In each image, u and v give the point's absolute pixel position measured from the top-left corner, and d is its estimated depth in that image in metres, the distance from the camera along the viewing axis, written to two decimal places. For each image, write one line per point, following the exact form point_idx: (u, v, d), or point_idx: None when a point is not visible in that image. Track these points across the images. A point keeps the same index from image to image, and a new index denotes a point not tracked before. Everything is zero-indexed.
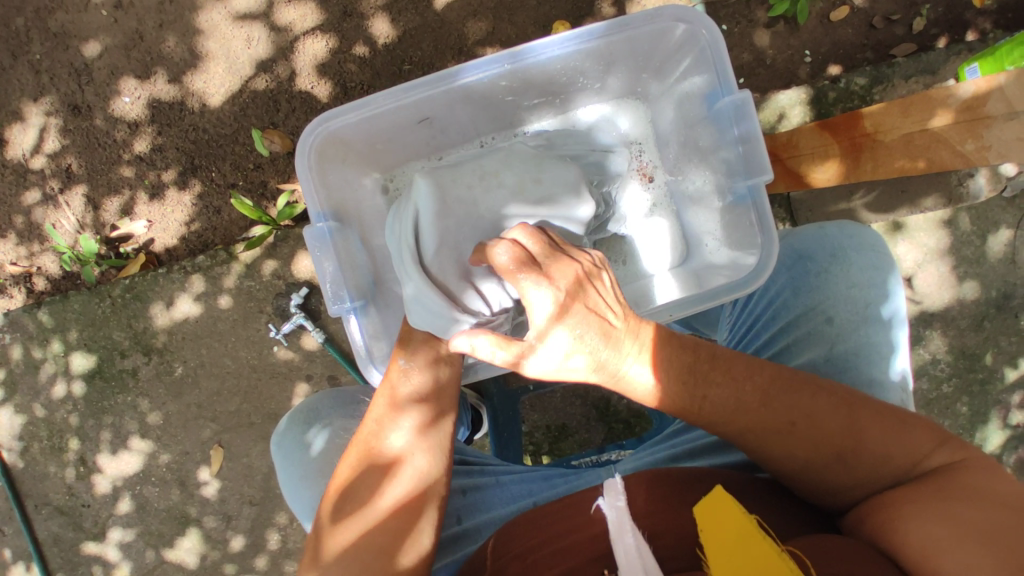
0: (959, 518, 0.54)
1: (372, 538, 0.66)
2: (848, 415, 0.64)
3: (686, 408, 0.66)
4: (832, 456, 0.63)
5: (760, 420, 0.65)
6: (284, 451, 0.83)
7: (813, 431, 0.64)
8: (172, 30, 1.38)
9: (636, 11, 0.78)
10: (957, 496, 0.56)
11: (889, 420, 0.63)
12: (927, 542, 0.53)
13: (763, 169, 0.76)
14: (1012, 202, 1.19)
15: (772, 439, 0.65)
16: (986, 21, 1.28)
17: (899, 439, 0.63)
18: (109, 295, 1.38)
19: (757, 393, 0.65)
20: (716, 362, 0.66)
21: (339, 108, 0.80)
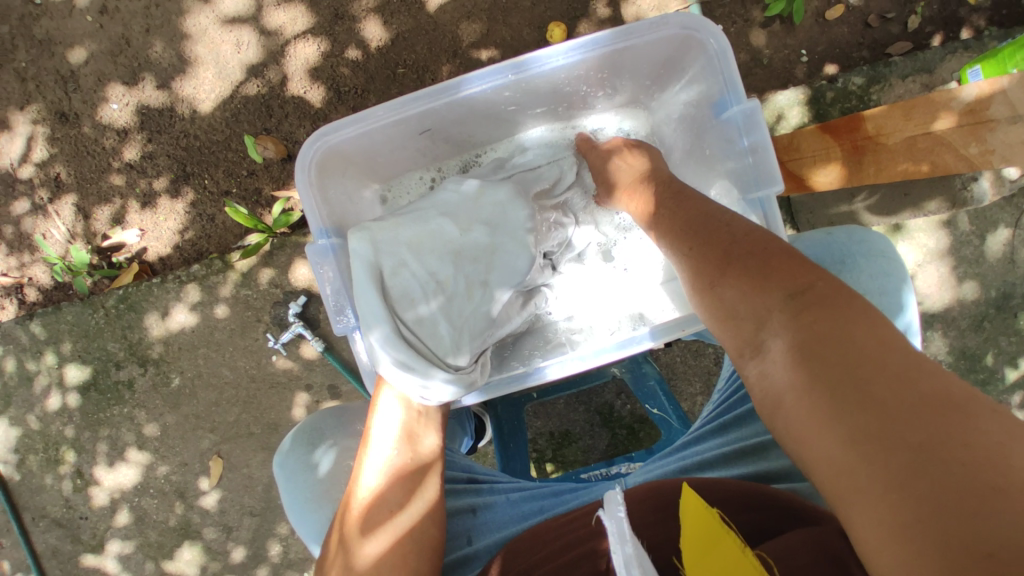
0: (844, 428, 0.46)
1: (401, 549, 0.67)
2: (754, 263, 0.59)
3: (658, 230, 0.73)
4: (705, 278, 0.63)
5: (681, 243, 0.68)
6: (284, 472, 0.81)
7: (704, 258, 0.64)
8: (160, 36, 1.35)
9: (642, 19, 0.77)
10: (834, 390, 0.47)
11: (784, 273, 0.56)
12: (823, 472, 0.47)
13: (774, 180, 0.76)
14: (1010, 201, 1.20)
15: (698, 289, 0.64)
16: (980, 17, 1.28)
17: (764, 280, 0.57)
18: (102, 306, 1.36)
19: (685, 220, 0.69)
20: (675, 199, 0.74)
21: (342, 121, 0.79)
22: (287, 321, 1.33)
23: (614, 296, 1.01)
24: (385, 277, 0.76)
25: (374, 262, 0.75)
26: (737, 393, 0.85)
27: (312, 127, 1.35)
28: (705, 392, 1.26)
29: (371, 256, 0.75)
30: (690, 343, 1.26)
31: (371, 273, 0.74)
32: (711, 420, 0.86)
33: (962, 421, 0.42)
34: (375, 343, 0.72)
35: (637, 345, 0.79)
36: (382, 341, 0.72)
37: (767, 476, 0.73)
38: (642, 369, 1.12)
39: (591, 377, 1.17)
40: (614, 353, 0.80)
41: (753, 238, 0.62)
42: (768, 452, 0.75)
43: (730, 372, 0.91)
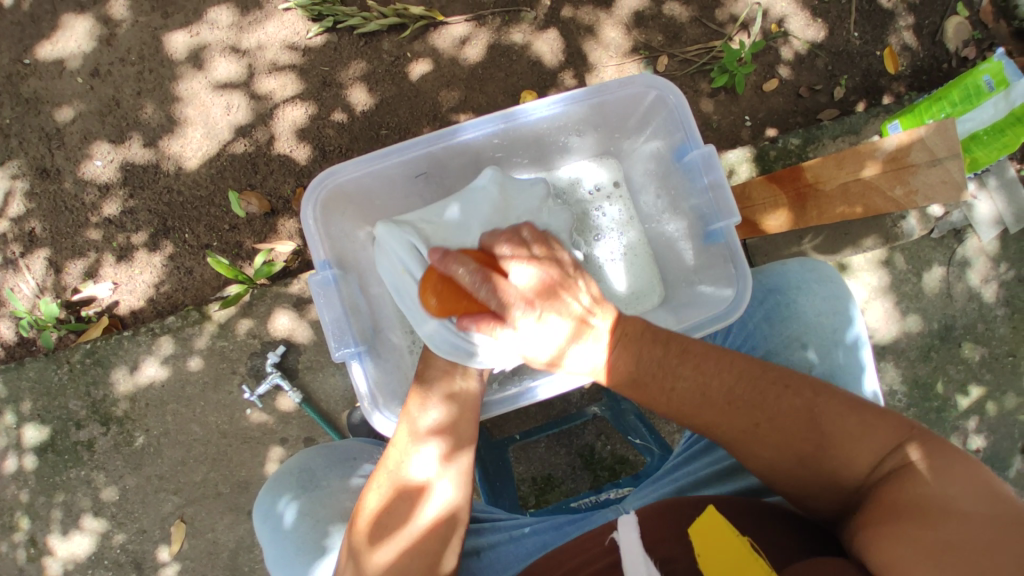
0: (928, 541, 0.55)
1: (414, 553, 0.71)
2: (808, 419, 0.69)
3: (656, 398, 0.76)
4: (797, 450, 0.69)
5: (722, 415, 0.73)
6: (264, 528, 0.89)
7: (773, 439, 0.70)
8: (151, 98, 1.40)
9: (612, 79, 0.90)
10: (913, 513, 0.58)
11: (858, 419, 0.67)
12: (895, 564, 0.55)
13: (731, 212, 0.86)
14: (940, 242, 1.34)
15: (737, 435, 0.72)
16: (899, 85, 1.49)
17: (859, 443, 0.66)
18: (67, 361, 1.30)
19: (719, 389, 0.73)
20: (683, 357, 0.74)
21: (346, 163, 0.88)
22: (264, 371, 1.30)
23: None
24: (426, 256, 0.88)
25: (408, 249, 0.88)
26: None
27: (296, 182, 1.40)
28: (682, 431, 1.29)
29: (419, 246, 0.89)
30: None
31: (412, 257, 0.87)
32: (699, 439, 0.91)
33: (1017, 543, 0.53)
34: (435, 320, 0.82)
35: None
36: (450, 314, 0.83)
37: (759, 490, 0.80)
38: (621, 405, 1.17)
39: (573, 417, 1.20)
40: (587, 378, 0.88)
41: (824, 402, 0.69)
42: None
43: None
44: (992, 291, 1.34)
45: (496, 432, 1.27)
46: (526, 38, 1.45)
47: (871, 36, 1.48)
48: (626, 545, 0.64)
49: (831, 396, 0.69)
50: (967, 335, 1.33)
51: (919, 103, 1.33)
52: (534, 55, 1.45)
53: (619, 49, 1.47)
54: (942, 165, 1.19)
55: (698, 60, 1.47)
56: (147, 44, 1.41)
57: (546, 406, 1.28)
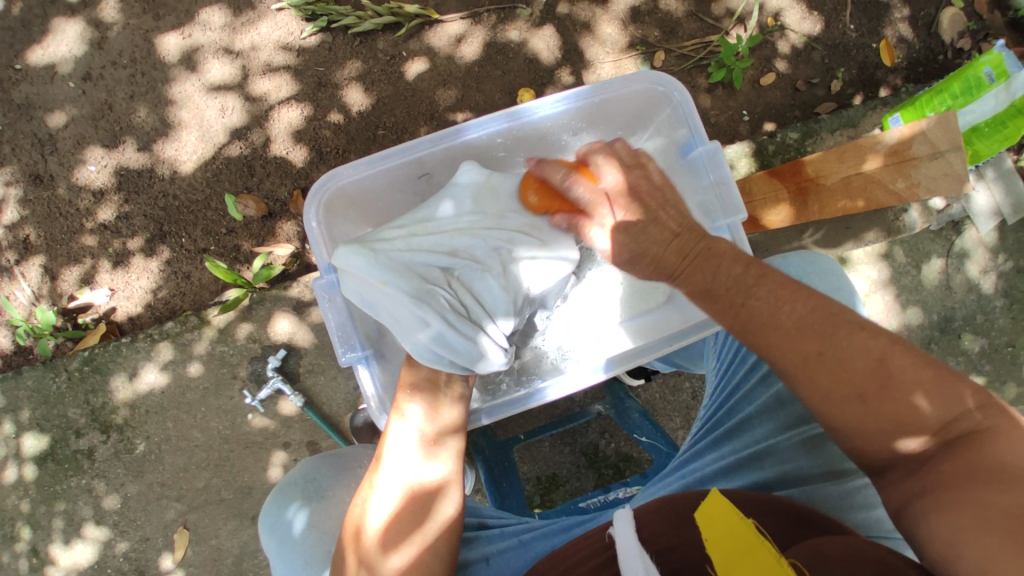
0: (1001, 508, 0.52)
1: (428, 555, 0.70)
2: (879, 361, 0.66)
3: (725, 312, 0.74)
4: (855, 390, 0.66)
5: (786, 339, 0.69)
6: (272, 539, 0.88)
7: (840, 367, 0.67)
8: (144, 101, 1.39)
9: (616, 76, 0.90)
10: (988, 479, 0.55)
11: (934, 371, 0.64)
12: (951, 538, 0.53)
13: (737, 209, 0.87)
14: (938, 235, 1.34)
15: (796, 364, 0.69)
16: (896, 77, 1.49)
17: (940, 391, 0.63)
18: (65, 369, 1.29)
19: (789, 316, 0.70)
20: (760, 279, 0.73)
21: (348, 164, 0.88)
22: (265, 376, 1.29)
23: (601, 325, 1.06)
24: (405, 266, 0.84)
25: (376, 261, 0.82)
26: (724, 408, 0.91)
27: (293, 185, 1.39)
28: (686, 428, 1.29)
29: (395, 258, 0.84)
30: (668, 378, 1.30)
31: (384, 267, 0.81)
32: (703, 437, 0.91)
33: None
34: (429, 328, 0.79)
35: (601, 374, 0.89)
36: (446, 320, 0.80)
37: (768, 484, 0.80)
38: (625, 403, 1.18)
39: (576, 416, 1.20)
40: (593, 378, 0.88)
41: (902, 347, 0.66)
42: (761, 462, 0.82)
43: (713, 388, 0.97)
44: (991, 282, 1.35)
45: (500, 432, 1.27)
46: (522, 36, 1.44)
47: (867, 28, 1.48)
48: (622, 540, 0.63)
49: (905, 348, 0.66)
50: (967, 326, 1.34)
51: (920, 96, 1.33)
52: (530, 52, 1.45)
53: (615, 45, 1.46)
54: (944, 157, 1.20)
55: (695, 55, 1.46)
56: (139, 47, 1.39)
57: (549, 406, 1.28)
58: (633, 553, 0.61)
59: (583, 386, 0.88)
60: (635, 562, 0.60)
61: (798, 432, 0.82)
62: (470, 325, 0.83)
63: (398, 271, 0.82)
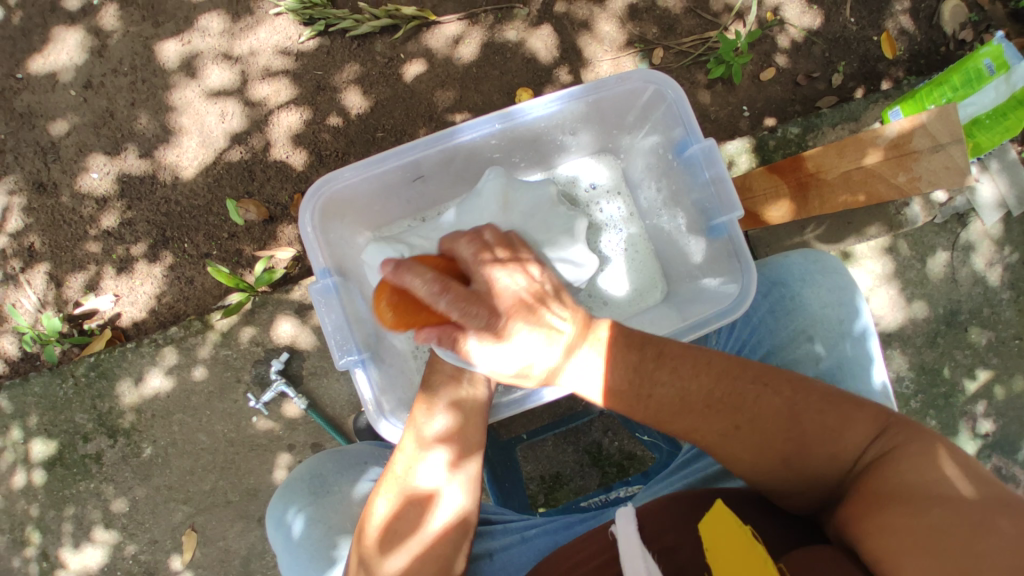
0: (913, 528, 0.56)
1: (426, 557, 0.71)
2: (791, 418, 0.69)
3: (634, 405, 0.74)
4: (777, 455, 0.69)
5: (702, 420, 0.72)
6: (277, 535, 0.89)
7: (756, 434, 0.70)
8: (145, 108, 1.40)
9: (609, 75, 0.89)
10: (897, 501, 0.59)
11: (835, 412, 0.68)
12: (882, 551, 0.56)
13: (734, 206, 0.86)
14: (943, 228, 1.33)
15: (717, 439, 0.71)
16: (898, 70, 1.47)
17: (847, 426, 0.67)
18: (72, 375, 1.30)
19: (699, 393, 0.72)
20: (659, 361, 0.74)
21: (342, 169, 0.88)
22: (269, 379, 1.30)
23: None
24: None
25: None
26: None
27: (294, 189, 1.39)
28: None
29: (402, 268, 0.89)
30: None
31: None
32: None
33: (1010, 526, 0.53)
34: None
35: None
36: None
37: None
38: None
39: (579, 415, 1.20)
40: None
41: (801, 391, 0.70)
42: None
43: None
44: (997, 274, 1.33)
45: (503, 433, 1.27)
46: (520, 36, 1.44)
47: (868, 21, 1.47)
48: (624, 540, 0.63)
49: (808, 395, 0.69)
50: (973, 320, 1.32)
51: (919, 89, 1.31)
52: (528, 52, 1.44)
53: (613, 43, 1.46)
54: (945, 151, 1.18)
55: (694, 51, 1.46)
56: (139, 54, 1.40)
57: (552, 405, 1.28)
58: (634, 551, 0.61)
59: None
60: (635, 560, 0.60)
61: None
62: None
63: None
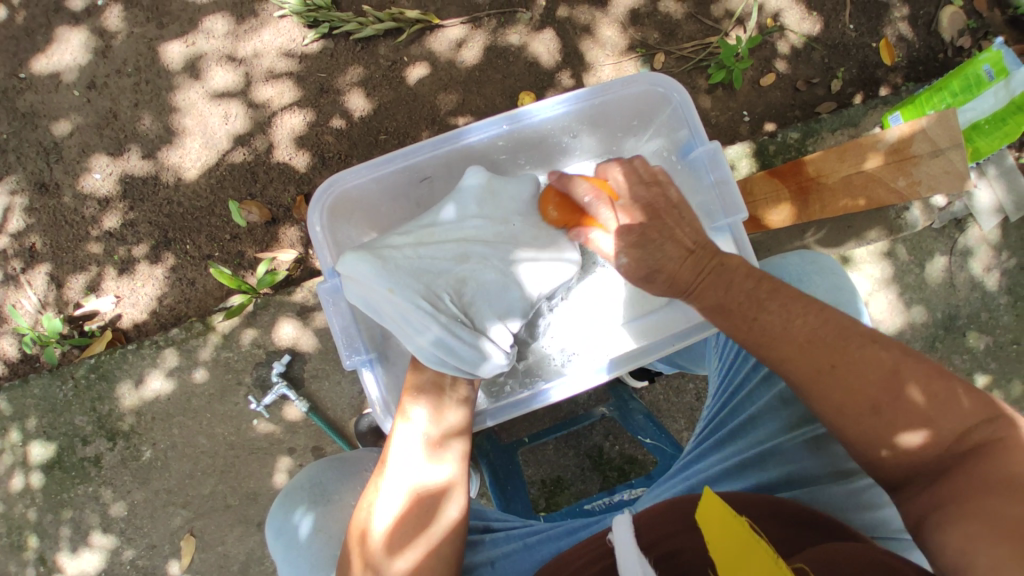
0: (1006, 517, 0.54)
1: (436, 555, 0.72)
2: (893, 373, 0.67)
3: (738, 325, 0.76)
4: (864, 404, 0.67)
5: (799, 352, 0.72)
6: (278, 544, 0.88)
7: (852, 379, 0.68)
8: (148, 110, 1.40)
9: (615, 79, 0.90)
10: (1001, 488, 0.57)
11: (950, 383, 0.65)
12: (964, 543, 0.55)
13: (738, 208, 0.87)
14: (941, 232, 1.34)
15: (806, 375, 0.71)
16: (896, 76, 1.49)
17: (956, 403, 0.64)
18: (71, 377, 1.30)
19: (802, 330, 0.72)
20: (773, 293, 0.75)
21: (349, 170, 0.88)
22: (270, 381, 1.30)
23: (602, 328, 1.06)
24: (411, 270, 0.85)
25: (379, 265, 0.83)
26: (726, 408, 0.91)
27: (296, 191, 1.39)
28: (691, 429, 1.29)
29: (403, 260, 0.85)
30: (672, 379, 1.30)
31: (385, 272, 0.82)
32: (706, 438, 0.90)
33: None
34: (432, 333, 0.80)
35: (603, 375, 0.89)
36: (443, 323, 0.82)
37: (772, 486, 0.80)
38: (629, 405, 1.17)
39: (581, 418, 1.20)
40: (596, 378, 0.88)
41: (912, 357, 0.67)
42: (764, 463, 0.82)
43: (716, 386, 0.96)
44: (994, 279, 1.35)
45: (505, 435, 1.27)
46: (522, 40, 1.45)
47: (866, 28, 1.49)
48: (622, 547, 0.64)
49: (919, 362, 0.67)
50: (971, 324, 1.33)
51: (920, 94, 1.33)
52: (531, 56, 1.45)
53: (615, 48, 1.47)
54: (945, 155, 1.20)
55: (695, 56, 1.47)
56: (143, 55, 1.40)
57: (553, 408, 1.28)
58: (632, 556, 0.62)
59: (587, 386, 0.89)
60: (632, 564, 0.61)
61: (801, 433, 0.81)
62: (470, 330, 0.85)
63: (404, 273, 0.84)
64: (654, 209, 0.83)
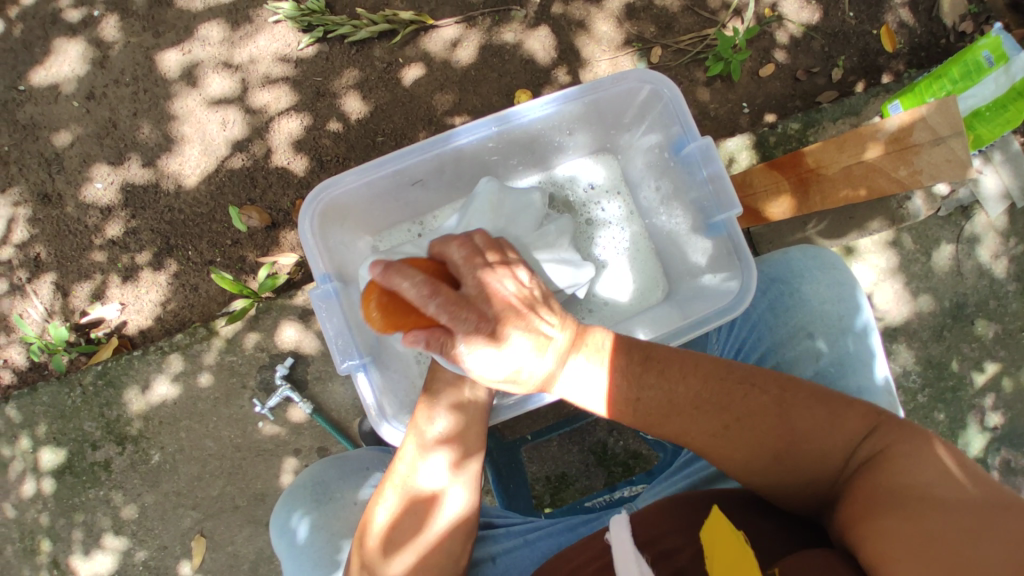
0: (918, 532, 0.55)
1: (431, 556, 0.73)
2: (779, 416, 0.69)
3: (623, 408, 0.74)
4: (766, 455, 0.69)
5: (689, 422, 0.72)
6: (281, 542, 0.89)
7: (746, 436, 0.69)
8: (147, 118, 1.41)
9: (605, 75, 0.90)
10: (895, 509, 0.58)
11: (826, 407, 0.69)
12: (880, 555, 0.55)
13: (732, 204, 0.86)
14: (947, 220, 1.32)
15: (706, 441, 0.71)
16: (898, 63, 1.47)
17: (832, 425, 0.68)
18: (79, 384, 1.32)
19: (687, 394, 0.72)
20: (646, 363, 0.74)
21: (341, 174, 0.88)
22: (274, 384, 1.31)
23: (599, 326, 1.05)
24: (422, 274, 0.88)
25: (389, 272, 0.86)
26: None
27: (295, 195, 1.40)
28: None
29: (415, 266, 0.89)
30: None
31: None
32: None
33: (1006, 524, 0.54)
34: None
35: None
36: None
37: None
38: None
39: (583, 416, 1.21)
40: None
41: (793, 392, 0.70)
42: None
43: None
44: (1002, 266, 1.32)
45: (508, 434, 1.27)
46: (517, 37, 1.45)
47: (867, 15, 1.46)
48: (618, 544, 0.63)
49: (798, 392, 0.70)
50: (979, 312, 1.31)
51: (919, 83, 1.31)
52: (526, 53, 1.45)
53: (611, 43, 1.46)
54: (945, 144, 1.17)
55: (692, 49, 1.45)
56: (140, 64, 1.41)
57: (556, 405, 1.28)
58: (628, 554, 0.61)
59: None
60: (629, 562, 0.60)
61: None
62: None
63: None
64: None
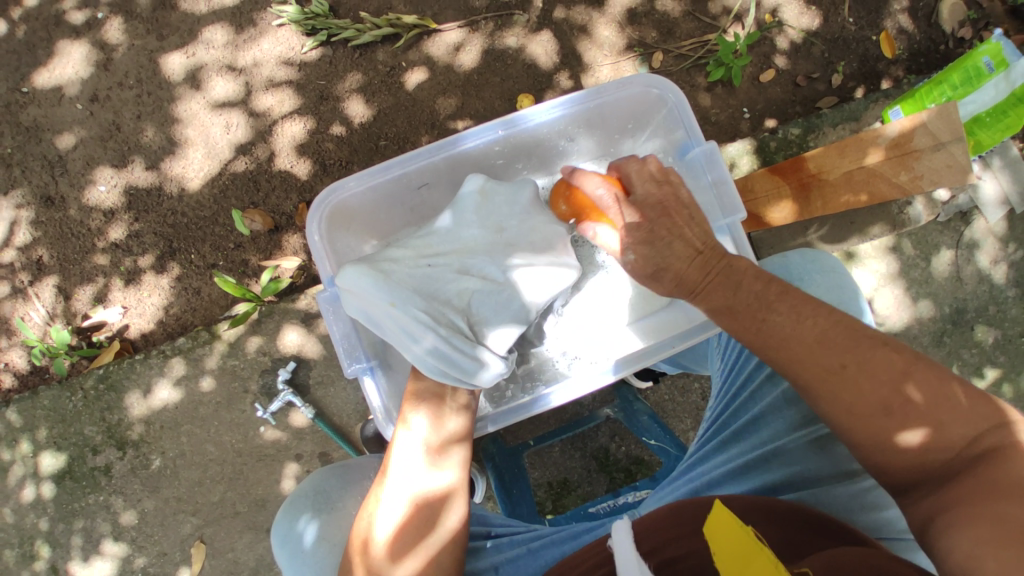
0: (1016, 524, 0.55)
1: (436, 559, 0.73)
2: (904, 376, 0.68)
3: (744, 325, 0.76)
4: (878, 408, 0.68)
5: (807, 354, 0.72)
6: (284, 552, 0.89)
7: (864, 382, 0.69)
8: (150, 121, 1.41)
9: (610, 81, 0.91)
10: (1004, 498, 0.58)
11: (965, 390, 0.67)
12: (973, 550, 0.55)
13: (736, 208, 0.87)
14: (946, 226, 1.33)
15: (816, 379, 0.72)
16: (898, 69, 1.48)
17: (966, 411, 0.65)
18: (80, 388, 1.31)
19: (814, 332, 0.73)
20: (779, 300, 0.75)
21: (348, 178, 0.89)
22: (277, 389, 1.31)
23: (602, 330, 1.06)
24: (413, 282, 0.86)
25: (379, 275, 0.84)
26: (727, 409, 0.91)
27: (298, 199, 1.40)
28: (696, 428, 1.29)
29: (407, 271, 0.87)
30: (677, 379, 1.30)
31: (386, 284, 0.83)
32: (708, 440, 0.90)
33: None
34: (430, 342, 0.81)
35: (605, 378, 0.89)
36: (441, 334, 0.82)
37: (775, 487, 0.80)
38: (634, 406, 1.18)
39: (585, 420, 1.20)
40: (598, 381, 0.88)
41: (925, 365, 0.69)
42: (768, 464, 0.81)
43: (717, 388, 0.97)
44: (1001, 272, 1.33)
45: (510, 438, 1.27)
46: (520, 42, 1.45)
47: (866, 21, 1.48)
48: (622, 550, 0.63)
49: (931, 369, 0.69)
50: (978, 318, 1.32)
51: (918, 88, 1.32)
52: (528, 58, 1.45)
53: (613, 48, 1.47)
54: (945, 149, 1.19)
55: (694, 54, 1.46)
56: (144, 67, 1.41)
57: (558, 409, 1.28)
58: (632, 561, 0.61)
59: (589, 389, 0.88)
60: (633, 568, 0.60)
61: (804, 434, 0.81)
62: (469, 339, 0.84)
63: (408, 285, 0.85)
64: (664, 206, 0.82)
